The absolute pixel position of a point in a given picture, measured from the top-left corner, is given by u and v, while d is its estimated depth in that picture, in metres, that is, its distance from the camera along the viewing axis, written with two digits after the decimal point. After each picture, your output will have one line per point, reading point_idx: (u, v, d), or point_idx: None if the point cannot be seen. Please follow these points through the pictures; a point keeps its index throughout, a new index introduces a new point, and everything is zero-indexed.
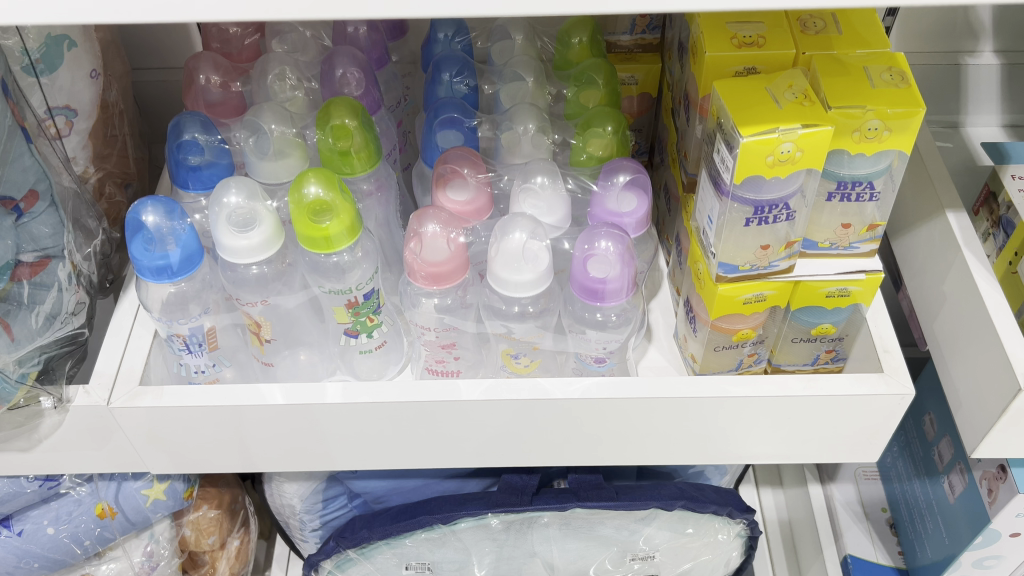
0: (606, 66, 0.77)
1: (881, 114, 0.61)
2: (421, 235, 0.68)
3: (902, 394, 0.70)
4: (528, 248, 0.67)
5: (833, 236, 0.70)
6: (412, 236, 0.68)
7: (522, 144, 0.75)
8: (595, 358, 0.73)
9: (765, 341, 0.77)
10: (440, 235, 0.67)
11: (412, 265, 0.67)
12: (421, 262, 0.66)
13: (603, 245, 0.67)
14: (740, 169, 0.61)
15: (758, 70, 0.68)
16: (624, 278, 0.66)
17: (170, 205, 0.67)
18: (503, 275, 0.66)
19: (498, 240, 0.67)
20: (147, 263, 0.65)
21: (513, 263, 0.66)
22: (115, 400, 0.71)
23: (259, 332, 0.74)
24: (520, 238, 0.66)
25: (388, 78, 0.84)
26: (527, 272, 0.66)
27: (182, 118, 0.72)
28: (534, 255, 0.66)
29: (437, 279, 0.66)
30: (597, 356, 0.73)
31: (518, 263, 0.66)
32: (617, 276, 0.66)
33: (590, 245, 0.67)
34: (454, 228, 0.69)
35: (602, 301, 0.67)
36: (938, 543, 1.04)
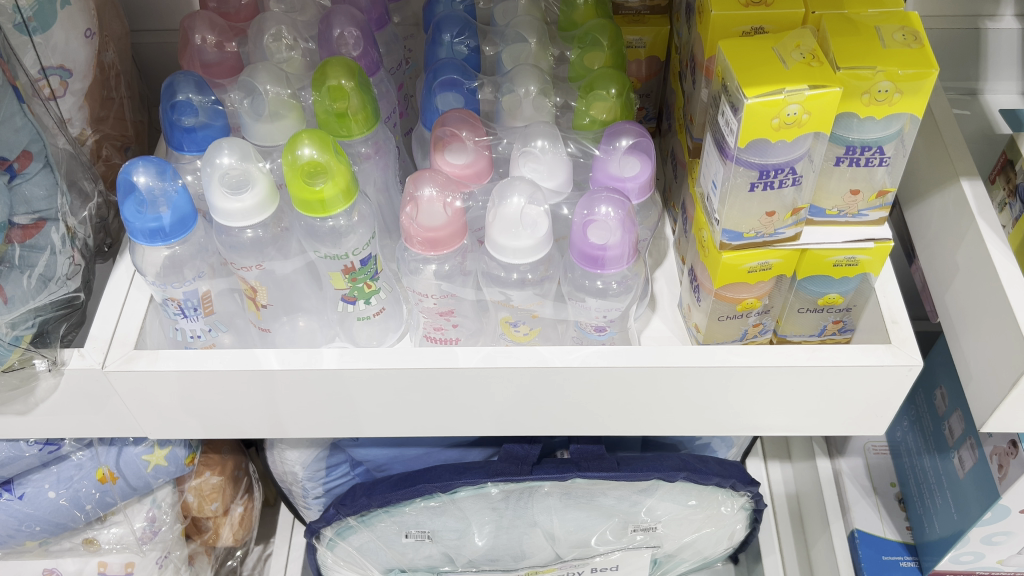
0: (611, 28, 0.75)
1: (892, 75, 0.59)
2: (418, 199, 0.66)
3: (909, 365, 0.69)
4: (519, 220, 0.64)
5: (842, 203, 0.67)
6: (408, 200, 0.66)
7: (523, 107, 0.73)
8: (595, 327, 0.72)
9: (771, 311, 0.75)
10: (436, 199, 0.66)
11: (408, 231, 0.65)
12: (417, 226, 0.65)
13: (603, 211, 0.65)
14: (744, 131, 0.59)
15: (765, 30, 0.65)
16: (624, 245, 0.65)
17: (161, 166, 0.65)
18: (501, 241, 0.64)
19: (495, 205, 0.65)
20: (140, 225, 0.64)
21: (511, 228, 0.64)
22: (110, 363, 0.70)
23: (255, 297, 0.73)
24: (518, 204, 0.64)
25: (388, 39, 0.82)
26: (518, 240, 0.64)
27: (176, 78, 0.71)
28: (533, 221, 0.65)
29: (435, 245, 0.65)
30: (597, 325, 0.71)
31: (516, 229, 0.64)
32: (617, 243, 0.64)
33: (590, 211, 0.66)
34: (451, 192, 0.67)
35: (603, 268, 0.65)
36: (947, 518, 1.03)
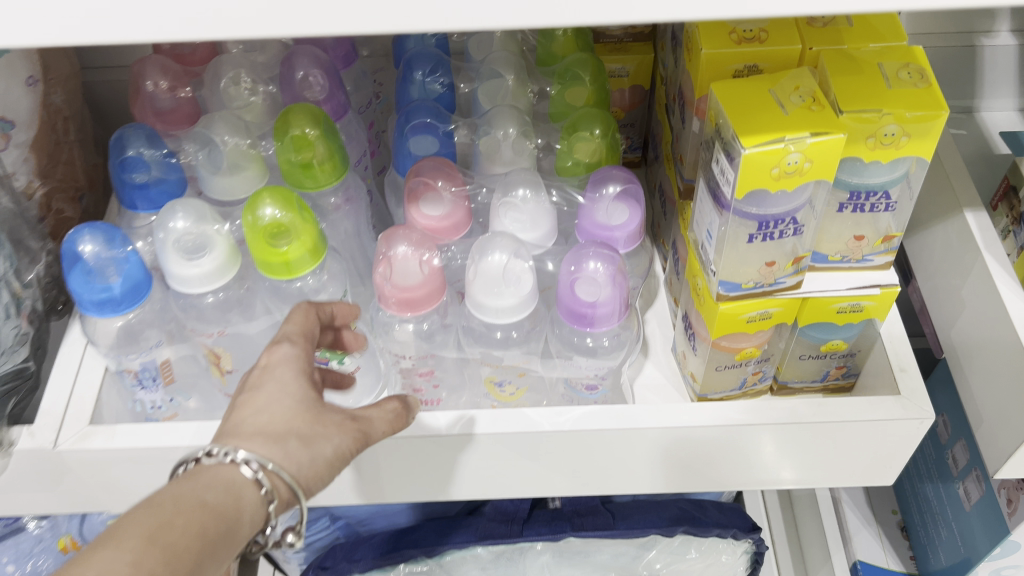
0: (593, 62, 0.71)
1: (899, 118, 0.55)
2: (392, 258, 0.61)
3: (921, 419, 0.64)
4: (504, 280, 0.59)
5: (845, 249, 0.63)
6: (381, 259, 0.62)
7: (502, 151, 0.68)
8: (586, 385, 0.67)
9: (770, 358, 0.71)
10: (411, 257, 0.61)
11: (382, 291, 0.60)
12: (391, 287, 0.60)
13: (591, 265, 0.60)
14: (742, 183, 0.55)
15: (759, 68, 0.60)
16: (615, 301, 0.60)
17: (110, 232, 0.60)
18: (482, 300, 0.59)
19: (475, 261, 0.60)
20: (88, 296, 0.59)
21: (494, 286, 0.59)
22: (63, 442, 0.64)
23: (218, 363, 0.67)
24: (500, 260, 0.60)
25: (356, 76, 0.77)
26: (505, 299, 0.59)
27: (126, 132, 0.65)
28: (516, 278, 0.60)
29: (411, 305, 0.60)
30: (589, 384, 0.67)
31: (499, 287, 0.59)
32: (608, 299, 0.59)
33: (577, 266, 0.61)
34: (428, 249, 0.62)
35: (592, 326, 0.60)
36: (952, 549, 1.01)
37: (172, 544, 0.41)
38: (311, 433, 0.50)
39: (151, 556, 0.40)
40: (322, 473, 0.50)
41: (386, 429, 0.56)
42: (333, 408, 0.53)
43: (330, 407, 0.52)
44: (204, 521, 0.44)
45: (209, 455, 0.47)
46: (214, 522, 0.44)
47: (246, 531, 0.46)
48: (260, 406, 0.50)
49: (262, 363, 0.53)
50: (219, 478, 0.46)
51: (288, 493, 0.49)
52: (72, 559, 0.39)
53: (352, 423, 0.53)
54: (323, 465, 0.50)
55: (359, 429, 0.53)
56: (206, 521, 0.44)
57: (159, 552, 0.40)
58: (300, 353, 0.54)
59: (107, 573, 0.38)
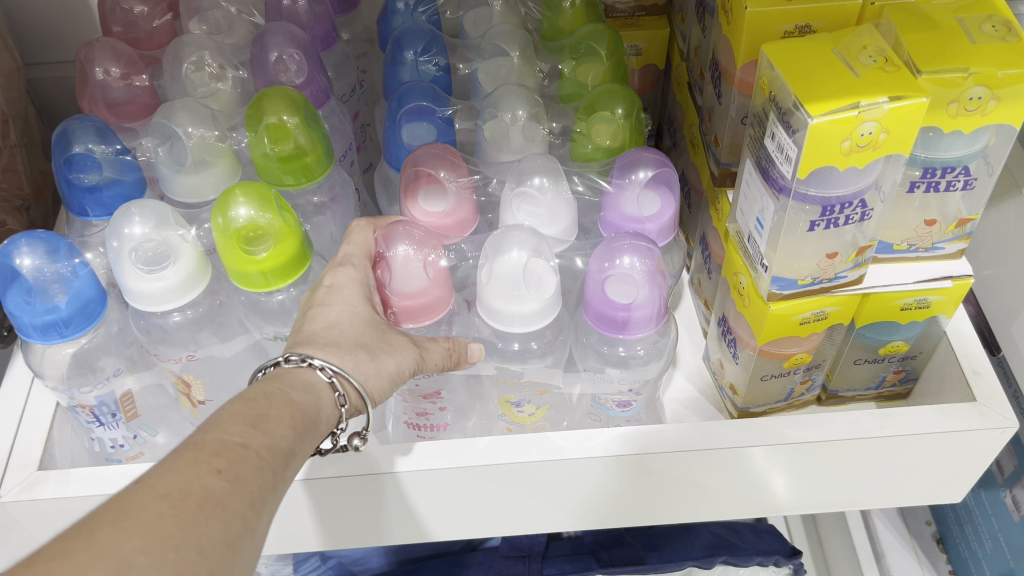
0: (609, 33, 0.62)
1: (987, 78, 0.46)
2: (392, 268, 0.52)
3: (1003, 428, 0.56)
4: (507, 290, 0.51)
5: (913, 236, 0.55)
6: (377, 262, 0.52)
7: (511, 137, 0.60)
8: (618, 402, 0.58)
9: (821, 365, 0.63)
10: (413, 257, 0.52)
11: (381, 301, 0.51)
12: (391, 295, 0.51)
13: (626, 262, 0.52)
14: (807, 159, 0.46)
15: (812, 29, 0.52)
16: (653, 302, 0.52)
17: (53, 243, 0.50)
18: (498, 305, 0.50)
19: (489, 260, 0.51)
20: (30, 319, 0.49)
21: (511, 288, 0.50)
22: (6, 493, 0.54)
23: (189, 393, 0.58)
24: (520, 257, 0.51)
25: (338, 60, 0.68)
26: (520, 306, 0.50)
27: (71, 125, 0.56)
28: (537, 278, 0.51)
29: (416, 315, 0.51)
30: (620, 401, 0.58)
31: (517, 289, 0.50)
32: (645, 301, 0.51)
33: (609, 262, 0.52)
34: (432, 247, 0.53)
35: (628, 333, 0.52)
36: (1000, 563, 0.92)
37: (272, 433, 0.39)
38: (377, 346, 0.47)
39: (252, 439, 0.38)
40: (387, 388, 0.47)
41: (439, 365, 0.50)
42: (393, 331, 0.49)
43: (393, 328, 0.49)
44: (295, 417, 0.41)
45: (286, 360, 0.44)
46: (302, 419, 0.42)
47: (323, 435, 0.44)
48: (330, 322, 0.47)
49: (327, 281, 0.50)
50: (300, 380, 0.43)
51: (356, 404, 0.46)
52: (183, 442, 0.37)
53: (409, 342, 0.49)
54: (388, 384, 0.47)
55: (418, 351, 0.49)
56: (297, 416, 0.41)
57: (261, 438, 0.39)
58: (360, 274, 0.50)
59: (220, 451, 0.36)
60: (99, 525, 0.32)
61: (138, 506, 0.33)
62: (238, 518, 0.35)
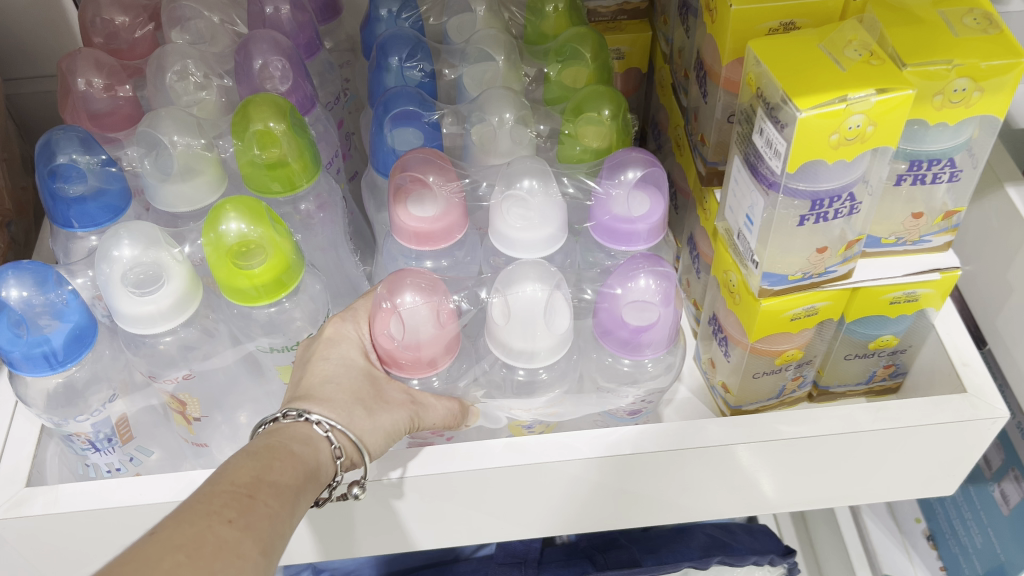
0: (593, 36, 0.62)
1: (971, 69, 0.47)
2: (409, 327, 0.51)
3: (995, 417, 0.56)
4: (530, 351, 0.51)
5: (900, 229, 0.56)
6: (387, 313, 0.51)
7: (499, 140, 0.59)
8: (629, 411, 0.59)
9: (812, 361, 0.63)
10: (421, 314, 0.51)
11: (392, 353, 0.51)
12: (401, 348, 0.51)
13: (644, 288, 0.53)
14: (796, 154, 0.47)
15: (796, 25, 0.52)
16: (662, 329, 0.53)
17: (41, 273, 0.49)
18: (511, 341, 0.51)
19: (505, 297, 0.51)
20: (20, 353, 0.49)
21: (526, 325, 0.51)
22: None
23: (184, 411, 0.57)
24: (538, 298, 0.51)
25: (322, 69, 0.68)
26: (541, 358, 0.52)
27: (54, 135, 0.55)
28: (552, 315, 0.51)
29: (426, 362, 0.51)
30: (631, 410, 0.59)
31: (531, 327, 0.51)
32: (658, 328, 0.53)
33: (628, 286, 0.53)
34: (438, 298, 0.52)
35: (634, 354, 0.53)
36: (991, 558, 0.93)
37: (277, 484, 0.41)
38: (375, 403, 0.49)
39: (259, 491, 0.40)
40: (384, 445, 0.49)
41: (439, 423, 0.52)
42: (392, 386, 0.51)
43: (392, 384, 0.51)
44: (299, 469, 0.43)
45: (285, 416, 0.46)
46: (307, 471, 0.43)
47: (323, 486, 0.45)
48: (328, 375, 0.49)
49: (326, 333, 0.51)
50: (300, 434, 0.45)
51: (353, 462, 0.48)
52: (192, 496, 0.38)
53: (408, 401, 0.50)
54: (384, 441, 0.49)
55: (416, 407, 0.51)
56: (300, 467, 0.43)
57: (268, 489, 0.40)
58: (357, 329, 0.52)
59: (229, 503, 0.38)
60: (121, 575, 0.33)
61: (155, 557, 0.34)
62: (253, 565, 0.37)
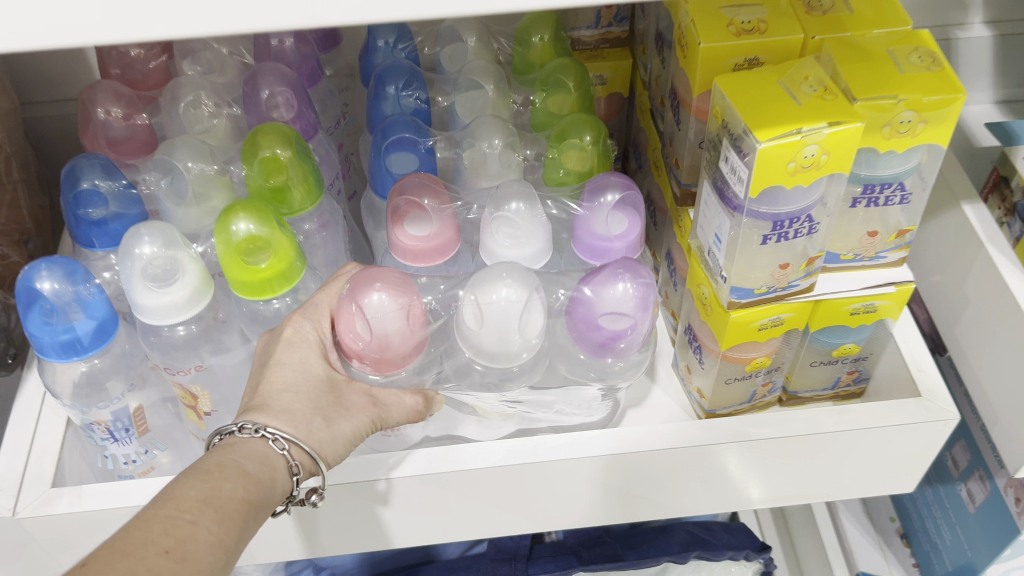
0: (575, 67, 0.67)
1: (915, 103, 0.52)
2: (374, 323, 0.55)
3: (946, 419, 0.61)
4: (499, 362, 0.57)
5: (857, 246, 0.60)
6: (356, 318, 0.55)
7: (489, 165, 0.64)
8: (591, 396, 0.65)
9: (780, 368, 0.68)
10: (388, 322, 0.55)
11: (356, 353, 0.56)
12: (366, 351, 0.56)
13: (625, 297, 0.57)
14: (757, 180, 0.51)
15: (760, 61, 0.57)
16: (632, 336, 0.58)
17: (70, 266, 0.54)
18: (487, 345, 0.56)
19: (484, 304, 0.55)
20: (50, 340, 0.53)
21: (502, 332, 0.55)
22: (23, 508, 0.58)
23: (195, 404, 0.61)
24: (520, 306, 0.55)
25: (323, 95, 0.73)
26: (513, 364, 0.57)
27: (77, 162, 0.60)
28: (527, 319, 0.56)
29: (385, 363, 0.56)
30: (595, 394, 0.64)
31: (506, 333, 0.56)
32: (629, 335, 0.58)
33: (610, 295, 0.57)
34: (407, 306, 0.56)
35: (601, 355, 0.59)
36: (959, 555, 0.97)
37: (223, 506, 0.44)
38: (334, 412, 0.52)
39: (202, 516, 0.43)
40: (341, 450, 0.52)
41: (401, 419, 0.57)
42: (352, 391, 0.55)
43: (351, 388, 0.55)
44: (248, 489, 0.46)
45: (241, 429, 0.49)
46: (256, 490, 0.47)
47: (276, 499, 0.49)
48: (286, 384, 0.52)
49: (285, 335, 0.54)
50: (256, 451, 0.48)
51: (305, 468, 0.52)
52: (135, 519, 0.42)
53: (367, 404, 0.54)
54: (340, 444, 0.53)
55: (377, 410, 0.55)
56: (249, 487, 0.46)
57: (212, 512, 0.43)
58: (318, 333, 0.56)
59: (169, 527, 0.41)
60: None
61: None
62: None
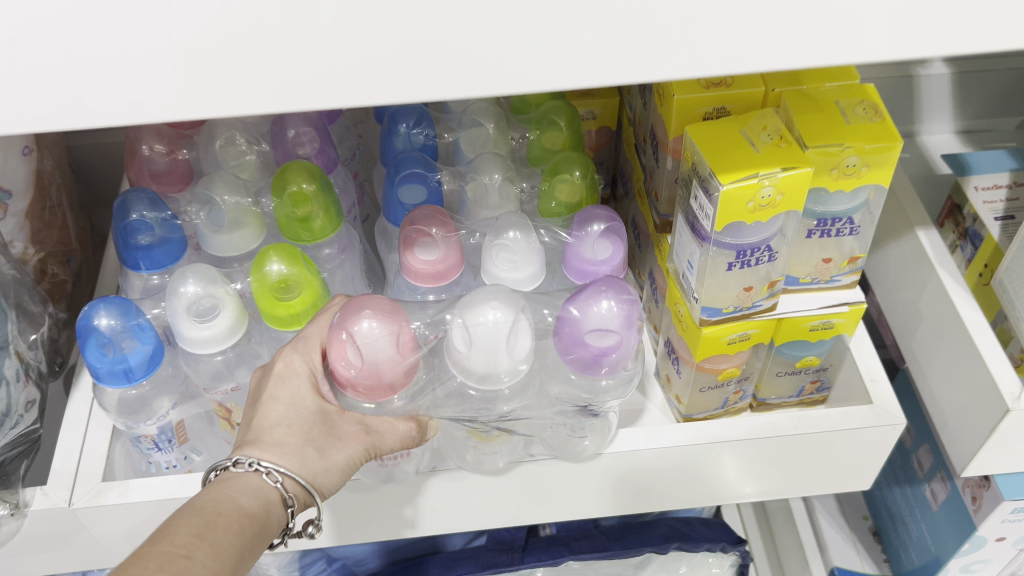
0: (567, 109, 0.75)
1: (859, 150, 0.60)
2: (375, 363, 0.58)
3: (893, 424, 0.69)
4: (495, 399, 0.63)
5: (814, 271, 0.68)
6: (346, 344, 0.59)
7: (490, 196, 0.72)
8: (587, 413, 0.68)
9: (750, 377, 0.76)
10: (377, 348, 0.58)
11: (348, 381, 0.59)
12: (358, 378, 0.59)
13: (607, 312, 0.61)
14: (721, 216, 0.59)
15: (727, 110, 0.65)
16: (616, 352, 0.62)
17: (124, 304, 0.62)
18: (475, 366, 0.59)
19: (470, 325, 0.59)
20: (105, 368, 0.61)
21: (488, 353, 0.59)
22: (77, 500, 0.66)
23: (229, 416, 0.69)
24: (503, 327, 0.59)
25: (341, 130, 0.81)
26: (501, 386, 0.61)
27: (128, 197, 0.68)
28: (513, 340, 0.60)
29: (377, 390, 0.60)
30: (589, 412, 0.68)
31: (492, 353, 0.59)
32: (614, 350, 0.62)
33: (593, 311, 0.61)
34: (395, 333, 0.59)
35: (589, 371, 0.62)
36: (923, 549, 1.05)
37: (217, 539, 0.49)
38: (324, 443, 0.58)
39: (197, 551, 0.48)
40: (334, 478, 0.58)
41: (396, 444, 0.61)
42: (343, 421, 0.60)
43: (343, 418, 0.60)
44: (240, 524, 0.51)
45: (236, 464, 0.55)
46: (248, 524, 0.52)
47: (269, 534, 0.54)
48: (278, 418, 0.58)
49: (277, 370, 0.59)
50: (249, 485, 0.54)
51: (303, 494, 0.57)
52: (135, 555, 0.46)
53: (358, 433, 0.59)
54: (334, 471, 0.58)
55: (368, 438, 0.60)
56: (241, 523, 0.52)
57: (207, 545, 0.48)
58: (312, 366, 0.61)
59: (168, 560, 0.46)
60: None
61: None
62: None
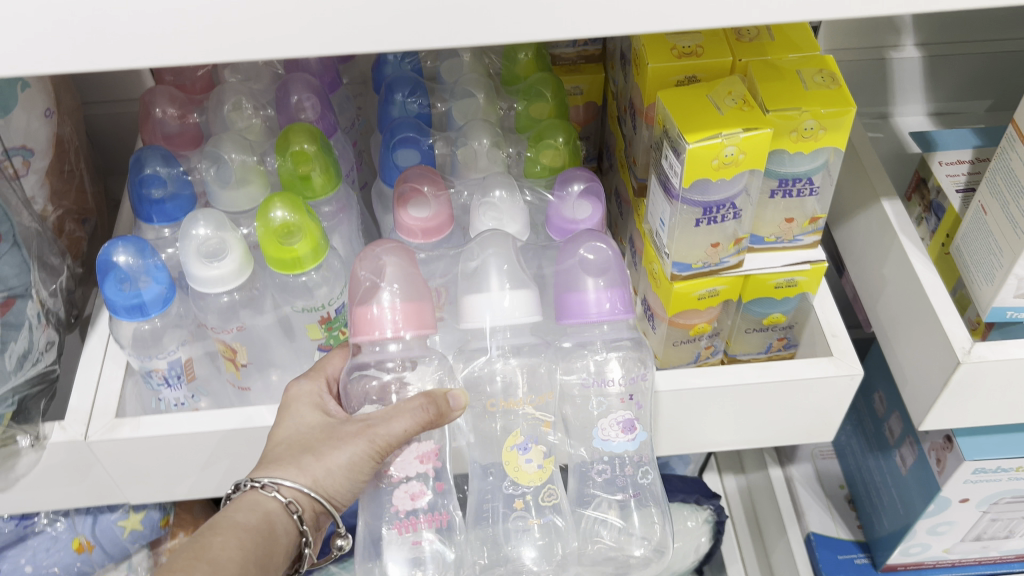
0: (553, 80, 0.80)
1: (815, 114, 0.65)
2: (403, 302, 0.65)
3: (851, 374, 0.74)
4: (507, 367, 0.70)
5: (778, 230, 0.74)
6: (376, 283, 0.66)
7: (479, 159, 0.78)
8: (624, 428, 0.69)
9: (720, 333, 0.81)
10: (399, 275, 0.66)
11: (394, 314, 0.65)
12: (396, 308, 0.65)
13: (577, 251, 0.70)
14: (688, 173, 0.64)
15: (698, 78, 0.70)
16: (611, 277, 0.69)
17: (140, 243, 0.67)
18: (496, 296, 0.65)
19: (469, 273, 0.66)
20: (122, 302, 0.66)
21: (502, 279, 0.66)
22: (93, 433, 0.70)
23: (234, 357, 0.74)
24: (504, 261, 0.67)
25: (341, 100, 0.86)
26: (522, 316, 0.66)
27: (144, 153, 0.73)
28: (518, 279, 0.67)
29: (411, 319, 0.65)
30: (626, 424, 0.69)
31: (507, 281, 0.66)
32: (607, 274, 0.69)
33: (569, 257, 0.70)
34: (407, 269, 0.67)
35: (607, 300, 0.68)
36: (893, 513, 1.10)
37: (215, 556, 0.56)
38: (318, 449, 0.63)
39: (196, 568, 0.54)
40: (337, 479, 0.63)
41: (407, 429, 0.62)
42: (349, 427, 0.64)
43: (348, 423, 0.64)
44: (235, 542, 0.58)
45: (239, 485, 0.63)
46: (242, 541, 0.58)
47: (271, 545, 0.61)
48: (285, 436, 0.66)
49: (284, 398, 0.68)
50: (247, 502, 0.61)
51: (311, 500, 0.63)
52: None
53: (356, 433, 0.62)
54: (337, 472, 0.63)
55: (370, 433, 0.62)
56: (237, 538, 0.58)
57: (206, 563, 0.55)
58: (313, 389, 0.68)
59: None
60: None
61: None
62: None
